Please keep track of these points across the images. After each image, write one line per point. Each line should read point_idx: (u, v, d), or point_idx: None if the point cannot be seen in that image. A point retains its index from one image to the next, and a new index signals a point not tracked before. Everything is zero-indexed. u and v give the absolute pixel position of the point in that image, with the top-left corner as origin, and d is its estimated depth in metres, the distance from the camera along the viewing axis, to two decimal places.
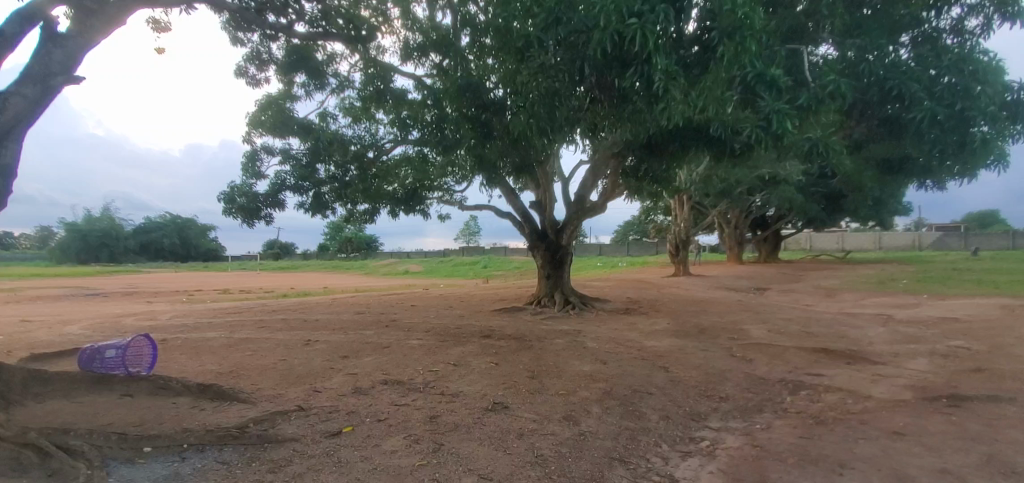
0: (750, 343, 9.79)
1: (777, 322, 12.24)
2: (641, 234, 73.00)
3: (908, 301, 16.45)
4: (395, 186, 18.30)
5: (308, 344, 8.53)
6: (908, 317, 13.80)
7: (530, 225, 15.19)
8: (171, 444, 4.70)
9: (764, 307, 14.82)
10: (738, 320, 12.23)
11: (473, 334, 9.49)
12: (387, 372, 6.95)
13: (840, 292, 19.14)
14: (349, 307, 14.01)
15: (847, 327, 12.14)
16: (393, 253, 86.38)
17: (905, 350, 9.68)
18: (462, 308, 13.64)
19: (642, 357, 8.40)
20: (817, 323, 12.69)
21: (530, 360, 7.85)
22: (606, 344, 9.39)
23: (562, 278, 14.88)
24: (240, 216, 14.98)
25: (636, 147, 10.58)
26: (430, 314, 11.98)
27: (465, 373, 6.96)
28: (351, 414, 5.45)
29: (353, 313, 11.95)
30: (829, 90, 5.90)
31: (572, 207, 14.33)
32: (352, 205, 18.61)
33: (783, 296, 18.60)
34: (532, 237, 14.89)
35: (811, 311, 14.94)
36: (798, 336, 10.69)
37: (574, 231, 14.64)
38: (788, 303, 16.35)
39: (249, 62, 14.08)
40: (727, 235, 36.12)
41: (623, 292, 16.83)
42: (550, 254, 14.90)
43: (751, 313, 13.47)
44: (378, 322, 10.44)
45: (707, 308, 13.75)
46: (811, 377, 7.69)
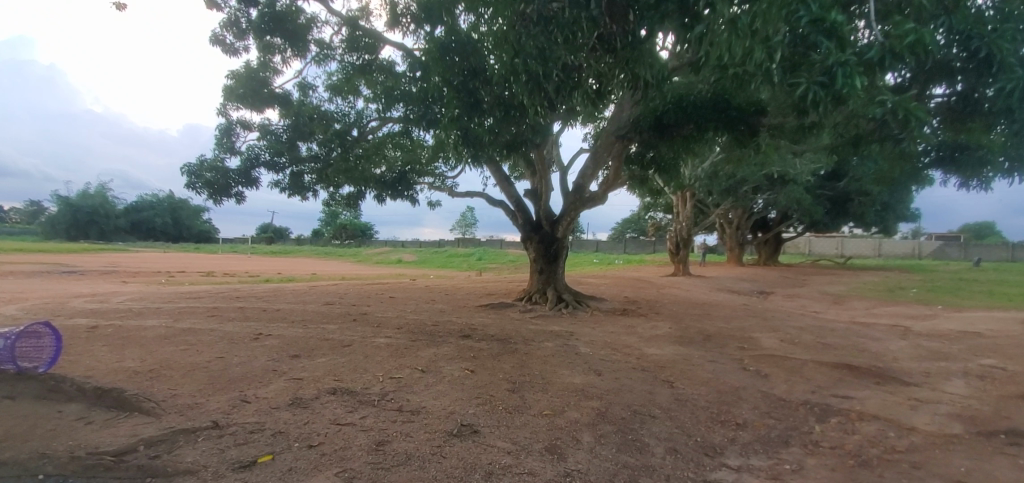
0: (762, 355, 8.69)
1: (790, 331, 11.12)
2: (639, 232, 72.05)
3: (924, 313, 15.39)
4: (384, 169, 17.23)
5: (257, 339, 7.37)
6: (927, 330, 12.75)
7: (523, 215, 14.06)
8: (22, 473, 3.71)
9: (773, 314, 13.72)
10: (747, 327, 11.11)
11: (451, 334, 8.34)
12: (340, 378, 5.81)
13: (849, 300, 18.09)
14: (322, 296, 12.88)
15: (865, 339, 11.06)
16: (387, 242, 85.14)
17: (938, 369, 8.59)
18: (445, 302, 12.51)
19: (642, 368, 7.28)
20: (833, 333, 11.55)
21: (513, 368, 6.72)
22: (601, 351, 8.26)
23: (556, 274, 13.78)
24: (206, 191, 13.89)
25: (644, 127, 9.48)
26: (408, 307, 10.84)
27: (434, 384, 5.82)
28: (277, 436, 4.33)
29: (322, 303, 10.80)
30: (907, 40, 4.98)
31: (569, 198, 13.15)
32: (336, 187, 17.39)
33: (790, 302, 17.49)
34: (525, 228, 13.79)
35: (822, 319, 13.86)
36: (816, 348, 9.58)
37: (570, 223, 13.45)
38: (797, 310, 15.27)
39: (226, 29, 12.26)
40: (728, 236, 35.08)
41: (621, 291, 15.71)
42: (545, 247, 13.77)
43: (760, 319, 12.38)
44: (346, 315, 9.27)
45: (712, 312, 12.64)
46: (838, 400, 6.59)
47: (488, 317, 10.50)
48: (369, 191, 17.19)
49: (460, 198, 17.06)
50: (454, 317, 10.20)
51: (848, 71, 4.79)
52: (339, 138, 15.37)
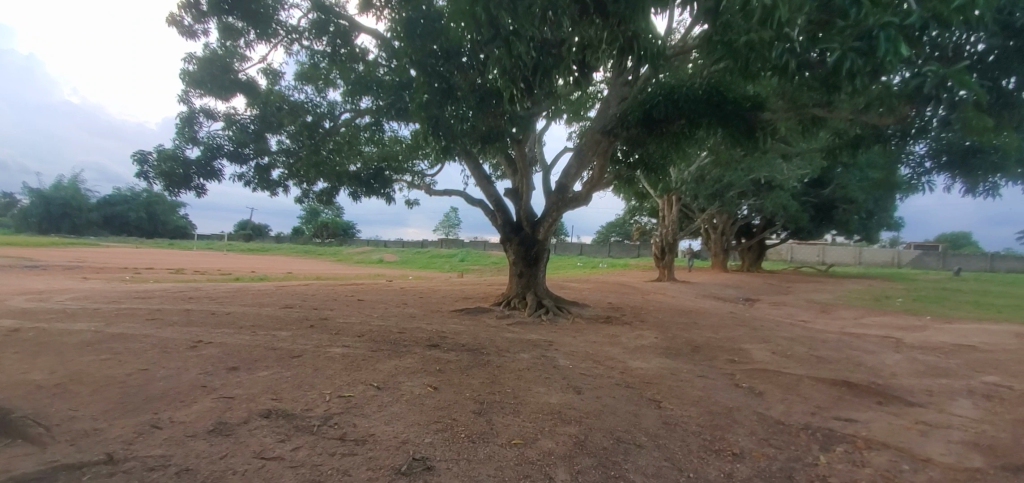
0: (754, 370, 8.07)
1: (782, 342, 10.53)
2: (624, 236, 71.86)
3: (912, 324, 14.99)
4: (359, 164, 16.44)
5: (193, 348, 6.52)
6: (918, 343, 12.34)
7: (503, 215, 13.35)
8: None
9: (761, 323, 13.19)
10: (736, 338, 10.50)
11: (417, 342, 7.56)
12: (278, 397, 5.02)
13: (836, 309, 17.71)
14: (285, 297, 12.00)
15: (858, 352, 10.55)
16: (368, 241, 83.68)
17: (939, 387, 8.06)
18: (418, 305, 11.72)
19: (626, 385, 6.60)
20: (825, 345, 11.00)
21: (482, 383, 5.98)
22: (582, 363, 7.56)
23: (537, 278, 13.10)
24: (162, 183, 12.92)
25: (632, 122, 8.76)
26: (375, 311, 10.04)
27: (389, 404, 5.04)
28: (181, 477, 3.61)
29: (281, 305, 9.94)
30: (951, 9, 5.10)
31: (552, 198, 12.46)
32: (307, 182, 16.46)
33: (777, 310, 16.98)
34: (505, 229, 13.09)
35: (812, 329, 13.37)
36: (810, 362, 8.99)
37: (552, 225, 12.76)
38: (785, 319, 14.74)
39: (183, 9, 11.23)
40: (713, 241, 34.77)
41: (604, 296, 15.04)
42: (525, 250, 13.06)
43: (749, 329, 11.82)
44: (303, 319, 8.43)
45: (699, 321, 12.04)
46: (841, 423, 5.98)
47: (462, 324, 9.73)
48: (343, 187, 16.35)
49: (439, 196, 16.28)
50: (424, 323, 9.40)
51: (891, 35, 4.93)
52: (308, 129, 14.45)
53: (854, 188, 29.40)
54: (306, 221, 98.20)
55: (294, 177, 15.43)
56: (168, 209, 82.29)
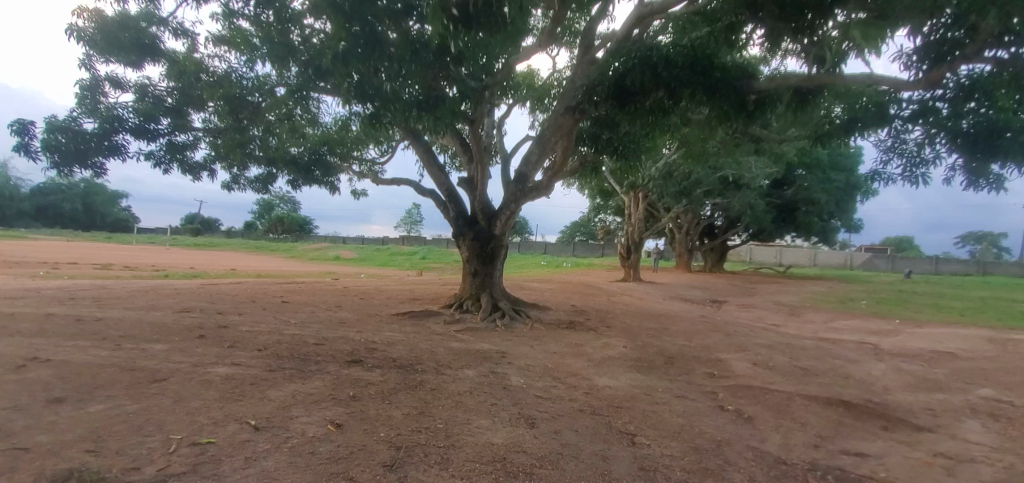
0: (737, 386, 6.97)
1: (761, 351, 9.51)
2: (588, 235, 71.44)
3: (884, 328, 14.38)
4: (300, 147, 14.72)
5: (20, 369, 4.91)
6: (897, 349, 11.62)
7: (457, 207, 11.96)
8: None
9: (734, 327, 12.25)
10: (711, 347, 9.40)
11: (335, 356, 6.08)
12: (99, 451, 3.56)
13: (805, 311, 17.07)
14: (194, 297, 10.24)
15: (841, 361, 9.66)
16: (326, 237, 80.51)
17: (940, 405, 7.15)
18: (353, 308, 10.21)
19: (589, 412, 5.35)
20: (806, 352, 10.05)
21: (407, 415, 4.59)
22: (537, 381, 6.28)
23: (493, 277, 11.75)
24: (53, 157, 11.04)
25: (605, 91, 7.49)
26: (296, 315, 8.48)
27: (262, 455, 3.62)
28: None
29: (181, 308, 8.28)
30: None
31: (511, 188, 11.09)
32: (239, 166, 14.72)
33: (747, 313, 16.16)
34: (458, 223, 11.73)
35: (786, 333, 12.53)
36: (795, 375, 7.96)
37: (510, 219, 11.40)
38: (757, 323, 13.86)
39: None
40: (677, 241, 34.23)
41: (567, 298, 13.81)
42: (480, 246, 11.70)
43: (723, 335, 10.83)
44: (196, 327, 6.84)
45: (669, 326, 10.97)
46: (849, 458, 4.90)
47: (399, 331, 8.24)
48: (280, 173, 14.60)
49: (387, 185, 14.72)
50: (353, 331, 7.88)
51: None
52: (230, 103, 12.61)
53: (816, 189, 29.34)
54: (259, 215, 93.86)
55: (223, 158, 13.69)
56: (107, 201, 76.93)
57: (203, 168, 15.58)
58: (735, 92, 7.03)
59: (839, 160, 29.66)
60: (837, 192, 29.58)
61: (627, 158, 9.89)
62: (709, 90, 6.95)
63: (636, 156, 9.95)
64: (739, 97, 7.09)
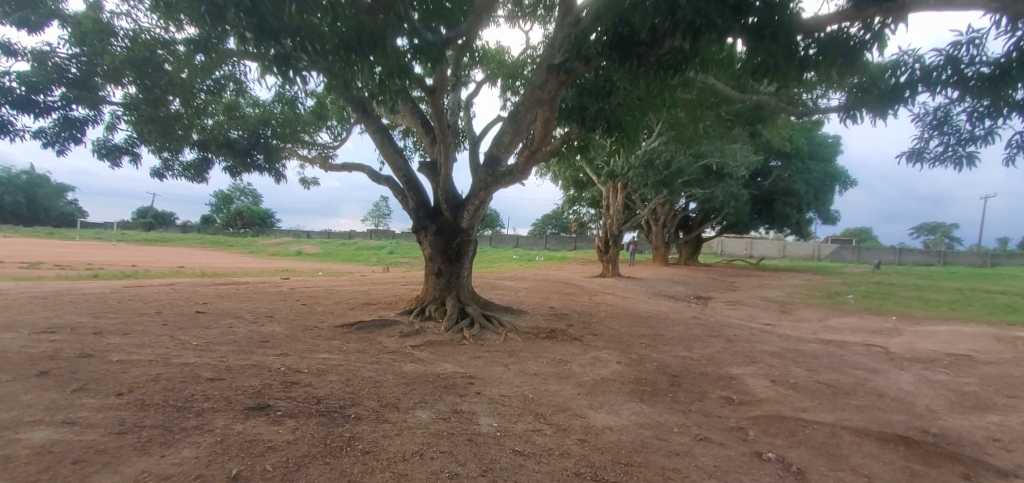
0: (765, 416, 5.55)
1: (774, 362, 8.13)
2: (561, 229, 70.49)
3: (883, 327, 13.30)
4: (239, 130, 12.76)
5: None
6: (909, 352, 10.52)
7: (418, 196, 10.25)
8: None
9: (731, 330, 10.94)
10: (716, 359, 7.97)
11: (230, 400, 4.33)
12: None
13: (796, 308, 16.02)
14: (86, 309, 8.26)
15: (861, 370, 8.41)
16: (288, 232, 77.11)
17: (1004, 433, 5.88)
18: (290, 317, 8.42)
19: (589, 478, 3.78)
20: (821, 360, 8.74)
21: None
22: (517, 426, 4.69)
23: (460, 276, 10.13)
24: None
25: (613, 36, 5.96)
26: (204, 331, 6.66)
27: None
28: None
29: (49, 329, 6.37)
30: None
31: (480, 173, 9.38)
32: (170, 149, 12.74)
33: (736, 311, 14.91)
34: (419, 215, 10.05)
35: (787, 336, 11.28)
36: (824, 395, 6.62)
37: (479, 209, 9.71)
38: (751, 324, 12.58)
39: None
40: (654, 234, 33.14)
41: (544, 299, 12.23)
42: (444, 241, 10.04)
43: (723, 341, 9.48)
44: (46, 361, 4.99)
45: (663, 332, 9.57)
46: None
47: (339, 350, 6.50)
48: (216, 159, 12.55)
49: (338, 171, 12.84)
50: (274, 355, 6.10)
51: None
52: (139, 69, 10.33)
53: (794, 180, 28.55)
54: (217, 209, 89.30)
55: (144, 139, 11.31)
56: (49, 194, 71.68)
57: (120, 151, 13.33)
58: (783, 36, 5.50)
59: (818, 150, 28.99)
60: (816, 182, 28.91)
61: (622, 132, 8.35)
62: (746, 33, 5.46)
63: (631, 129, 8.42)
64: (788, 42, 5.58)
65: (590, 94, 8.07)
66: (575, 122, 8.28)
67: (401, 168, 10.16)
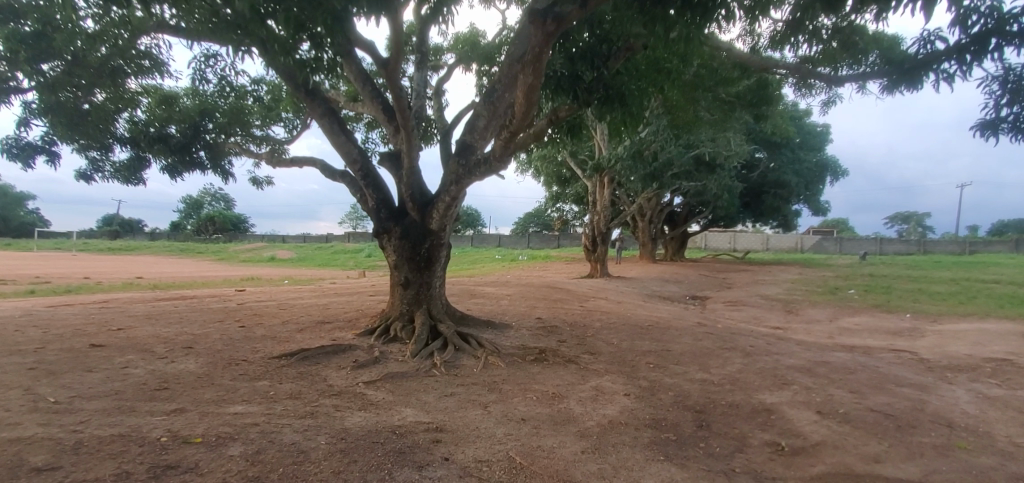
0: (835, 476, 4.13)
1: (808, 383, 6.76)
2: (543, 227, 69.27)
3: (902, 328, 12.08)
4: (177, 125, 11.12)
5: None
6: (944, 359, 9.28)
7: (381, 194, 8.63)
8: None
9: (743, 338, 9.60)
10: (741, 382, 6.57)
11: None
12: None
13: (801, 308, 14.79)
14: None
15: (909, 388, 7.10)
16: (262, 237, 74.37)
17: None
18: (217, 347, 6.78)
19: None
20: (859, 377, 7.41)
21: None
22: None
23: (431, 287, 8.62)
24: None
25: None
26: (86, 381, 5.01)
27: None
28: None
29: None
30: None
31: (452, 164, 7.80)
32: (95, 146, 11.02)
33: (740, 314, 13.60)
34: (382, 216, 8.49)
35: (804, 343, 9.97)
36: (886, 431, 5.27)
37: (452, 208, 8.13)
38: (762, 330, 11.25)
39: None
40: (640, 230, 31.90)
41: (529, 309, 10.76)
42: (411, 246, 8.46)
43: (740, 354, 8.10)
44: None
45: (670, 347, 8.18)
46: None
47: (263, 399, 4.91)
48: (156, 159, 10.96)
49: (287, 167, 11.16)
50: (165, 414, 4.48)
51: None
52: (34, 47, 7.88)
53: (785, 171, 27.47)
54: (186, 214, 85.88)
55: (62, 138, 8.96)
56: (6, 202, 68.12)
57: (36, 150, 11.46)
58: None
59: (808, 139, 27.93)
60: (806, 173, 27.87)
61: (625, 109, 6.99)
62: None
63: (636, 105, 7.08)
64: None
65: (581, 61, 6.89)
66: (567, 96, 6.93)
67: (358, 163, 8.42)
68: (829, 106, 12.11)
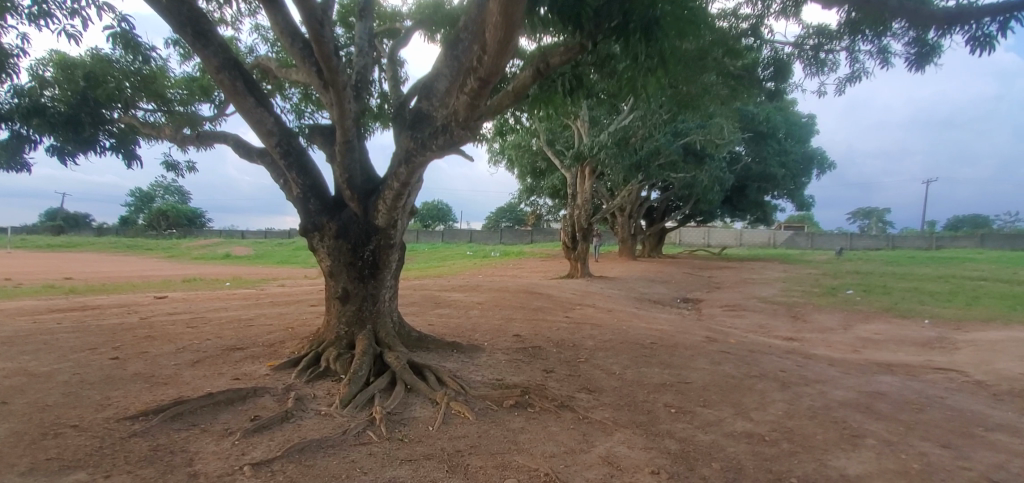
0: None
1: (884, 434, 5.05)
2: (516, 222, 67.38)
3: (929, 338, 10.61)
4: (60, 95, 7.51)
5: None
6: (1003, 380, 7.77)
7: (311, 180, 6.46)
8: None
9: (766, 359, 7.90)
10: (797, 437, 4.82)
11: None
12: None
13: (808, 313, 13.27)
14: None
15: (1003, 433, 5.47)
16: (218, 232, 70.11)
17: None
18: (52, 406, 4.65)
19: None
20: (934, 417, 5.74)
21: None
22: None
23: (379, 301, 6.59)
24: None
25: None
26: None
27: None
28: None
29: None
30: None
31: (405, 135, 5.74)
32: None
33: (743, 321, 11.98)
34: (312, 208, 6.40)
35: (835, 362, 8.33)
36: None
37: (403, 199, 6.03)
38: (778, 343, 9.57)
39: None
40: (619, 226, 30.30)
41: (504, 322, 8.83)
42: (350, 248, 6.39)
43: (776, 385, 6.36)
44: None
45: (687, 377, 6.38)
46: None
47: None
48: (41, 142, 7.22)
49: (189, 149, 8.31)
50: None
51: None
52: None
53: (772, 162, 26.08)
54: (136, 208, 80.63)
55: None
56: None
57: None
58: None
59: (794, 130, 26.69)
60: (793, 165, 26.62)
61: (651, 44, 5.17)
62: None
63: (664, 39, 5.29)
64: None
65: None
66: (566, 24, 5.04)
67: (274, 137, 6.22)
68: (851, 82, 10.46)
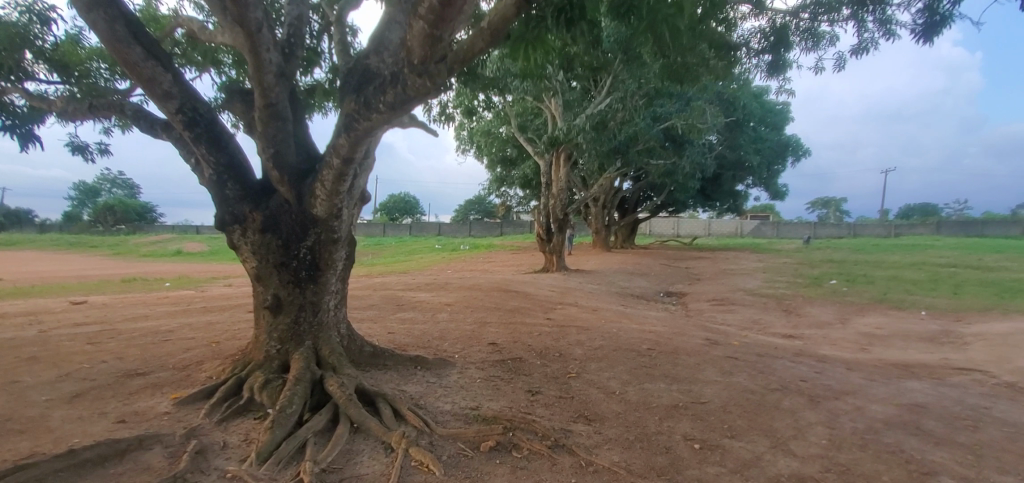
0: None
1: (957, 469, 4.04)
2: (485, 213, 65.98)
3: (934, 332, 9.89)
4: None
5: None
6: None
7: (230, 159, 5.04)
8: None
9: (778, 364, 6.90)
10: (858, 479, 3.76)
11: None
12: None
13: (800, 306, 12.48)
14: None
15: None
16: (169, 228, 66.25)
17: None
18: None
19: None
20: (995, 438, 4.80)
21: None
22: None
23: (321, 311, 5.24)
24: None
25: None
26: None
27: None
28: None
29: None
30: None
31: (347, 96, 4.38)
32: None
33: (736, 316, 11.05)
34: (234, 194, 5.01)
35: (851, 364, 7.41)
36: None
37: (347, 180, 4.64)
38: (782, 342, 8.62)
39: None
40: (593, 216, 29.37)
41: (478, 328, 7.58)
42: (282, 244, 5.02)
43: (804, 401, 5.31)
44: None
45: (701, 395, 5.27)
46: None
47: None
48: None
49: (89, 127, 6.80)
50: None
51: None
52: None
53: (748, 150, 25.48)
54: (79, 203, 75.59)
55: None
56: None
57: None
58: None
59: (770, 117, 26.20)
60: (768, 152, 26.11)
61: None
62: None
63: None
64: None
65: None
66: None
67: (175, 103, 4.78)
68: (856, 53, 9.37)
